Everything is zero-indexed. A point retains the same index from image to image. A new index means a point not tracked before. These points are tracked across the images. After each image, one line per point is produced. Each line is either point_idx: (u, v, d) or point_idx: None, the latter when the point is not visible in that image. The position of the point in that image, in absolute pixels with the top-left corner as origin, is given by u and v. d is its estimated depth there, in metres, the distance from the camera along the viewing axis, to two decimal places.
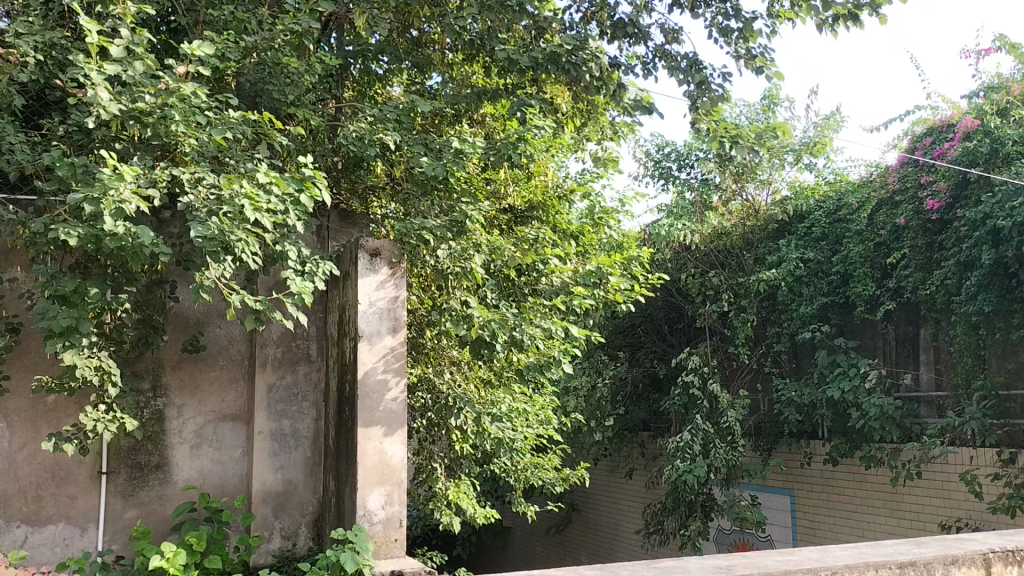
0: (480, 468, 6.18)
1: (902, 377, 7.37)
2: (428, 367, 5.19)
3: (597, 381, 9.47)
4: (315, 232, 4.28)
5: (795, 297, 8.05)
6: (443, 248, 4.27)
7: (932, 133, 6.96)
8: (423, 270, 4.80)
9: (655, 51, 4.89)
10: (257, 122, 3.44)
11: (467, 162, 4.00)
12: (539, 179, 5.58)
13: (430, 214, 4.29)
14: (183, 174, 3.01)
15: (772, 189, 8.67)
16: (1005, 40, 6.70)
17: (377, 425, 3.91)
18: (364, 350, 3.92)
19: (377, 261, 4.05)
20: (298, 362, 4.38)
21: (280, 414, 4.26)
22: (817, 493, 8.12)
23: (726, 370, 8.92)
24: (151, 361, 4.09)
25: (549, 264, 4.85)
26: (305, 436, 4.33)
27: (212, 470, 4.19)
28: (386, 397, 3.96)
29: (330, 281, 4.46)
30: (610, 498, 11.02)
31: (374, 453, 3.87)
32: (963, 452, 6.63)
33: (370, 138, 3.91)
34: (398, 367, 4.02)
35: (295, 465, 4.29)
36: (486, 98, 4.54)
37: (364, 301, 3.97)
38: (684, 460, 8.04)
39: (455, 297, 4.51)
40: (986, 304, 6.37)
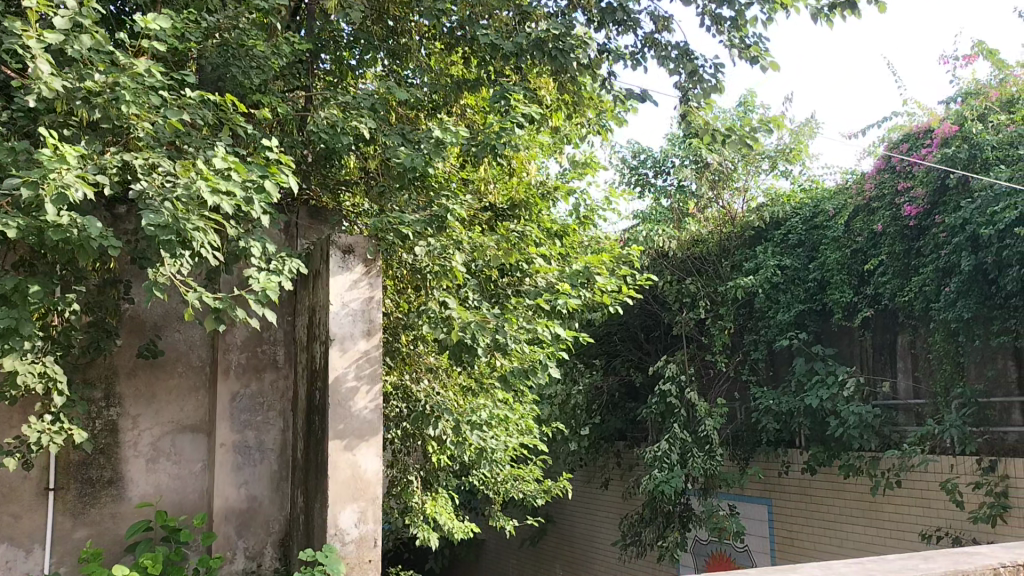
0: (457, 480, 5.98)
1: (880, 385, 7.32)
2: (404, 373, 5.01)
3: (572, 389, 9.34)
4: (283, 230, 4.05)
5: (772, 304, 7.96)
6: (421, 245, 4.07)
7: (909, 139, 6.87)
8: (399, 270, 4.60)
9: (644, 40, 4.73)
10: (218, 106, 3.26)
11: (448, 152, 3.81)
12: (520, 175, 5.38)
13: (408, 209, 4.10)
14: (135, 160, 2.80)
15: (748, 197, 8.59)
16: (984, 46, 6.67)
17: (350, 436, 3.70)
18: (335, 355, 3.71)
19: (349, 260, 3.86)
20: (264, 369, 4.19)
21: (244, 425, 4.06)
22: (795, 503, 8.01)
23: (704, 378, 8.79)
24: (104, 368, 3.83)
25: (533, 263, 4.69)
26: (271, 448, 4.14)
27: (170, 486, 3.95)
28: (358, 405, 3.76)
29: (298, 282, 4.30)
30: (586, 509, 10.84)
31: (346, 466, 3.66)
32: (943, 461, 6.53)
33: (343, 123, 3.71)
34: (371, 372, 3.83)
35: (260, 480, 4.08)
36: (465, 89, 4.47)
37: (337, 301, 3.77)
38: (662, 470, 7.86)
39: (433, 297, 4.31)
40: (965, 311, 6.32)
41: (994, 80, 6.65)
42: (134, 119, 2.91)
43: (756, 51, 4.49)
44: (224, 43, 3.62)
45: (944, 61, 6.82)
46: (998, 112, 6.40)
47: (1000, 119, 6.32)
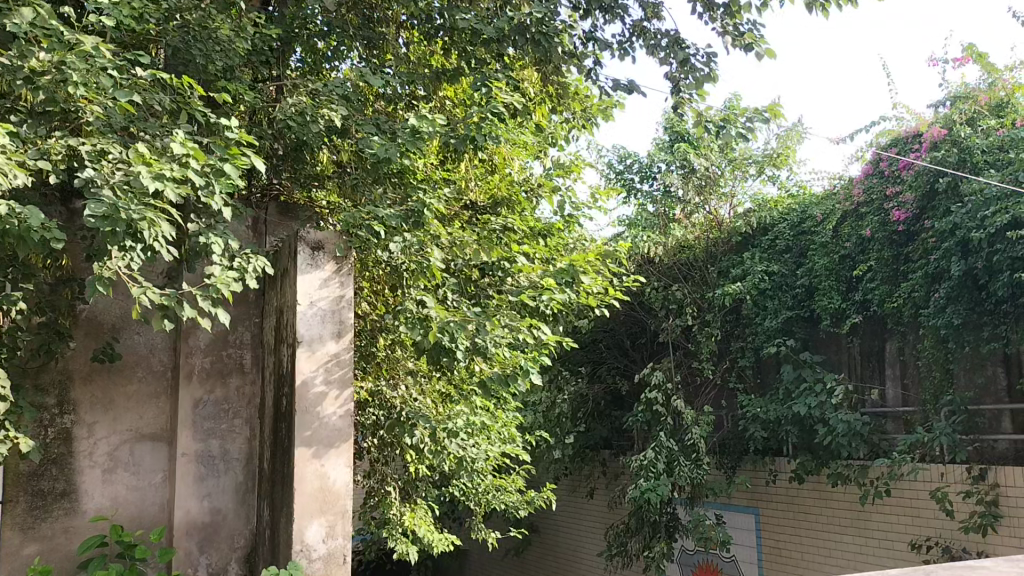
0: (438, 490, 5.81)
1: (869, 392, 7.23)
2: (381, 379, 4.82)
3: (557, 398, 9.08)
4: (251, 227, 3.97)
5: (759, 310, 7.85)
6: (397, 241, 3.90)
7: (897, 144, 6.79)
8: (375, 268, 4.42)
9: (633, 28, 4.60)
10: (178, 92, 3.10)
11: (425, 142, 3.66)
12: (502, 172, 5.26)
13: (384, 204, 3.89)
14: (82, 146, 2.66)
15: (735, 203, 8.48)
16: (975, 49, 6.59)
17: (317, 445, 3.55)
18: (303, 358, 3.57)
19: (318, 257, 3.77)
20: (229, 374, 4.02)
21: (208, 434, 3.89)
22: (783, 513, 7.88)
23: (690, 386, 8.62)
24: (57, 373, 3.64)
25: (515, 263, 4.55)
26: (236, 459, 3.98)
27: (128, 499, 3.77)
28: (327, 411, 3.62)
29: (267, 281, 4.16)
30: (570, 519, 10.69)
31: (314, 478, 3.51)
32: (933, 469, 6.43)
33: (314, 110, 3.54)
34: (340, 376, 3.70)
35: (224, 492, 3.92)
36: (446, 79, 4.35)
37: (305, 300, 3.65)
38: (648, 479, 7.65)
39: (410, 296, 4.20)
40: (955, 317, 6.21)
41: (984, 83, 6.44)
42: (83, 103, 2.78)
43: (749, 38, 4.33)
44: (185, 24, 3.46)
45: (935, 64, 6.72)
46: (988, 117, 6.32)
47: (989, 124, 6.21)
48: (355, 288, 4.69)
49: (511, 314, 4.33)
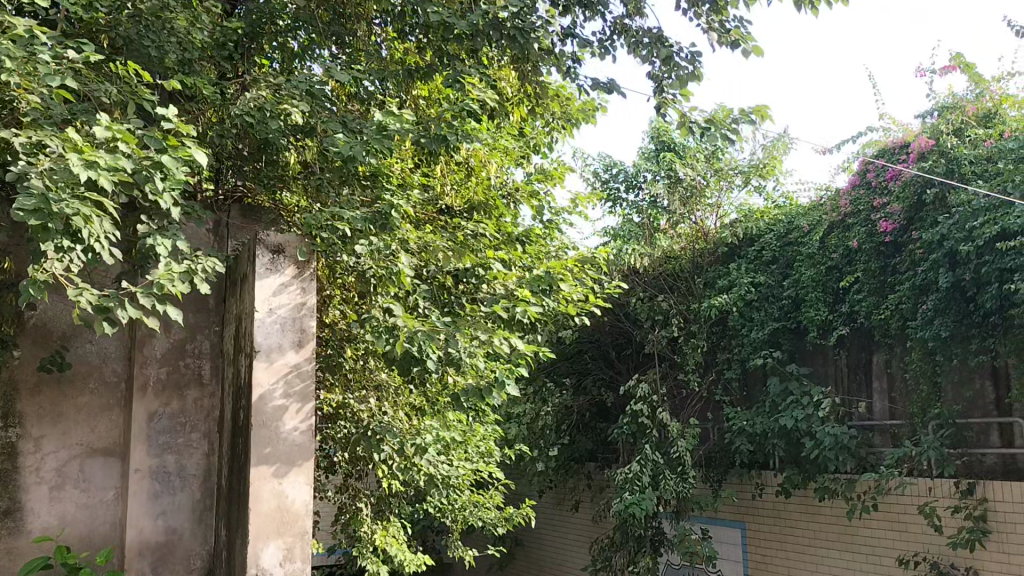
0: (413, 507, 5.65)
1: (856, 405, 7.14)
2: (349, 391, 4.71)
3: (542, 409, 8.86)
4: (212, 230, 3.83)
5: (746, 322, 7.74)
6: (362, 243, 3.73)
7: (884, 155, 6.71)
8: (340, 272, 4.25)
9: (615, 26, 4.47)
10: (126, 80, 2.99)
11: (393, 140, 3.50)
12: (479, 174, 4.96)
13: (350, 206, 3.74)
14: (15, 138, 2.54)
15: (721, 214, 8.33)
16: (962, 58, 6.54)
17: (274, 462, 3.43)
18: (260, 369, 3.47)
19: (278, 262, 3.64)
20: (186, 387, 3.88)
21: (163, 448, 3.75)
22: (769, 528, 7.76)
23: (676, 399, 8.48)
24: (2, 384, 3.48)
25: (490, 269, 4.42)
26: (193, 475, 3.83)
27: (77, 517, 3.61)
28: (286, 426, 3.50)
29: (227, 289, 4.03)
30: (554, 533, 10.55)
31: (270, 497, 3.39)
32: (921, 484, 6.34)
33: (273, 105, 3.41)
34: (301, 390, 3.58)
35: (180, 510, 3.77)
36: (419, 77, 4.24)
37: (264, 308, 3.53)
38: (633, 492, 7.46)
39: (377, 304, 4.06)
40: (943, 330, 6.13)
41: (971, 94, 6.39)
42: (19, 92, 2.67)
43: (736, 36, 4.18)
44: (137, 13, 3.40)
45: (922, 74, 6.67)
46: (975, 127, 6.25)
47: (977, 134, 6.15)
48: (326, 297, 4.53)
49: (484, 324, 4.12)
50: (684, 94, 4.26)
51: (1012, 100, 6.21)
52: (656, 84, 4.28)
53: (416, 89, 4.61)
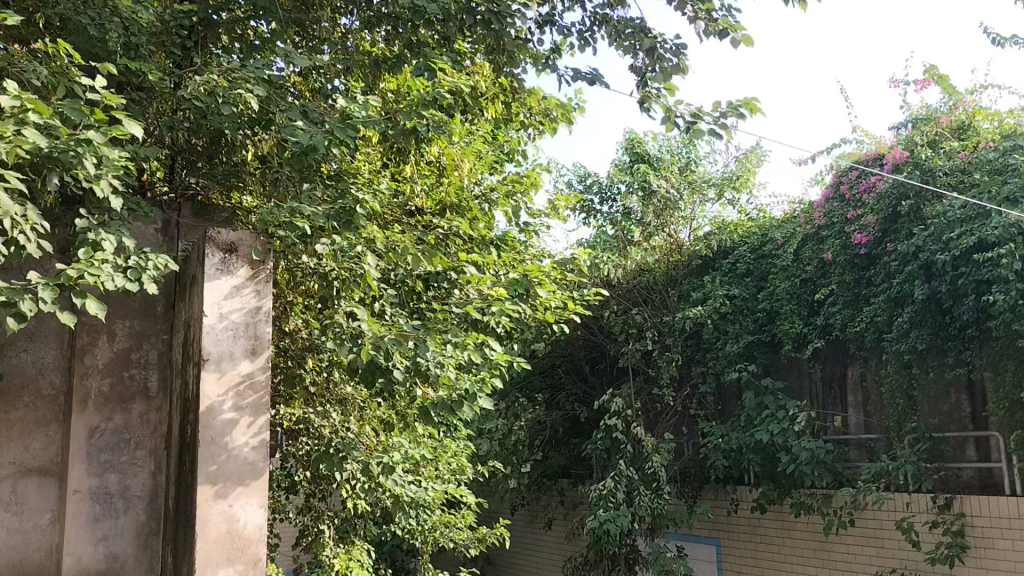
0: (380, 529, 5.43)
1: (830, 419, 7.05)
2: (309, 406, 4.53)
3: (514, 424, 8.63)
4: (160, 229, 3.57)
5: (720, 335, 7.63)
6: (322, 241, 3.51)
7: (858, 166, 6.65)
8: (303, 275, 4.08)
9: (595, 17, 4.35)
10: (57, 52, 2.78)
11: (356, 130, 3.35)
12: (451, 175, 4.79)
13: (310, 203, 3.52)
14: None
15: (695, 226, 8.16)
16: (936, 71, 6.52)
17: (224, 482, 3.24)
18: (210, 381, 3.29)
19: (230, 261, 3.48)
20: (131, 400, 3.66)
21: (105, 467, 3.53)
22: (743, 544, 7.63)
23: (650, 414, 8.30)
24: None
25: (464, 272, 4.25)
26: (138, 496, 3.62)
27: (8, 543, 3.34)
28: (236, 443, 3.32)
29: (176, 296, 3.84)
30: (526, 552, 10.34)
31: (220, 521, 3.20)
32: (898, 499, 6.23)
33: (227, 90, 3.20)
34: (253, 401, 3.41)
35: (123, 535, 3.55)
36: (387, 68, 4.07)
37: (214, 313, 3.36)
38: (607, 509, 7.27)
39: (340, 309, 3.89)
40: (919, 342, 6.05)
41: (944, 105, 6.37)
42: None
43: (726, 23, 3.93)
44: None
45: (896, 85, 6.64)
46: (950, 139, 6.21)
47: (952, 146, 6.10)
48: (288, 304, 4.38)
49: (457, 328, 4.03)
50: (669, 88, 4.11)
51: (984, 113, 6.19)
52: (640, 77, 4.13)
53: (384, 82, 4.44)
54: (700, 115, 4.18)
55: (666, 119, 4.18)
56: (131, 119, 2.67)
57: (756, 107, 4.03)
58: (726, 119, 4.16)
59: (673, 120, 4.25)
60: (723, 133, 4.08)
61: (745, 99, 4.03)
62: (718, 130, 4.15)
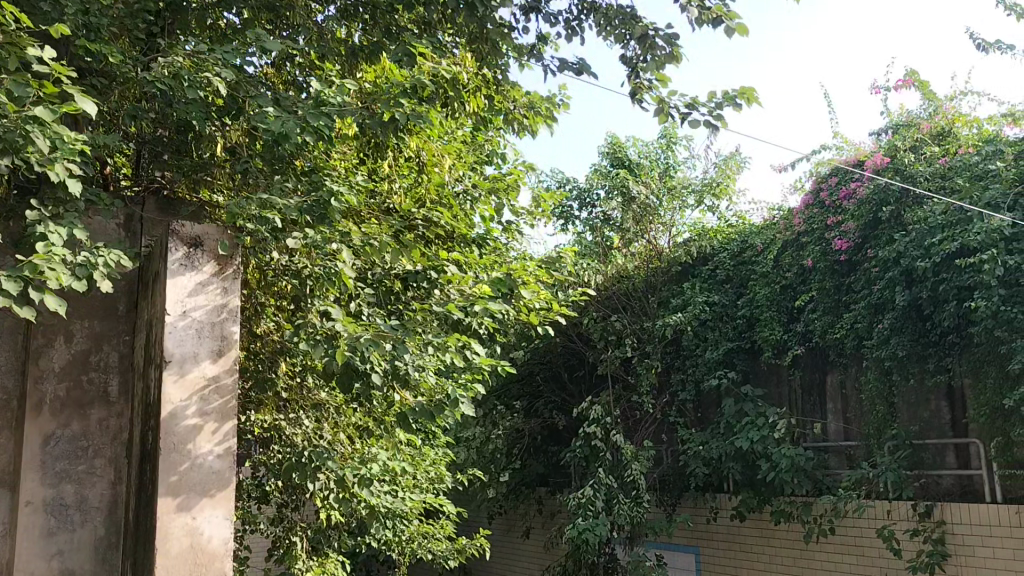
0: (355, 539, 5.29)
1: (810, 427, 6.99)
2: (278, 413, 4.39)
3: (492, 432, 8.47)
4: (123, 223, 3.42)
5: (699, 342, 7.56)
6: (295, 236, 3.41)
7: (838, 173, 6.62)
8: (274, 273, 3.93)
9: (584, 6, 4.26)
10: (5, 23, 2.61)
11: (330, 120, 3.24)
12: (431, 171, 4.68)
13: (283, 194, 3.41)
14: None
15: (674, 233, 8.06)
16: (916, 75, 6.50)
17: (187, 493, 3.09)
18: (172, 384, 3.14)
19: (195, 257, 3.34)
20: (90, 405, 3.50)
21: (60, 477, 3.36)
22: (723, 553, 7.54)
23: (629, 421, 8.12)
24: None
25: (445, 271, 4.13)
26: (96, 508, 3.45)
27: None
28: (199, 450, 3.17)
29: (139, 296, 3.67)
30: (504, 561, 10.20)
31: (182, 534, 3.05)
32: (879, 506, 6.19)
33: (192, 74, 3.05)
34: (217, 406, 3.26)
35: (79, 549, 3.38)
36: (365, 58, 3.98)
37: (176, 309, 3.22)
38: (586, 517, 7.14)
39: (313, 308, 3.76)
40: (900, 348, 6.00)
41: (925, 111, 6.36)
42: None
43: (721, 11, 3.86)
44: None
45: (877, 91, 6.59)
46: (930, 145, 6.19)
47: (932, 151, 6.09)
48: (260, 305, 4.23)
49: (437, 328, 3.89)
50: (660, 79, 4.07)
51: (964, 119, 6.20)
52: (630, 67, 4.08)
53: (361, 71, 4.32)
54: (695, 106, 4.12)
55: (659, 111, 4.13)
56: (83, 95, 2.53)
57: (753, 97, 3.98)
58: (721, 109, 4.09)
59: (667, 112, 4.20)
60: (719, 123, 4.06)
61: (742, 89, 3.98)
62: (713, 120, 4.09)
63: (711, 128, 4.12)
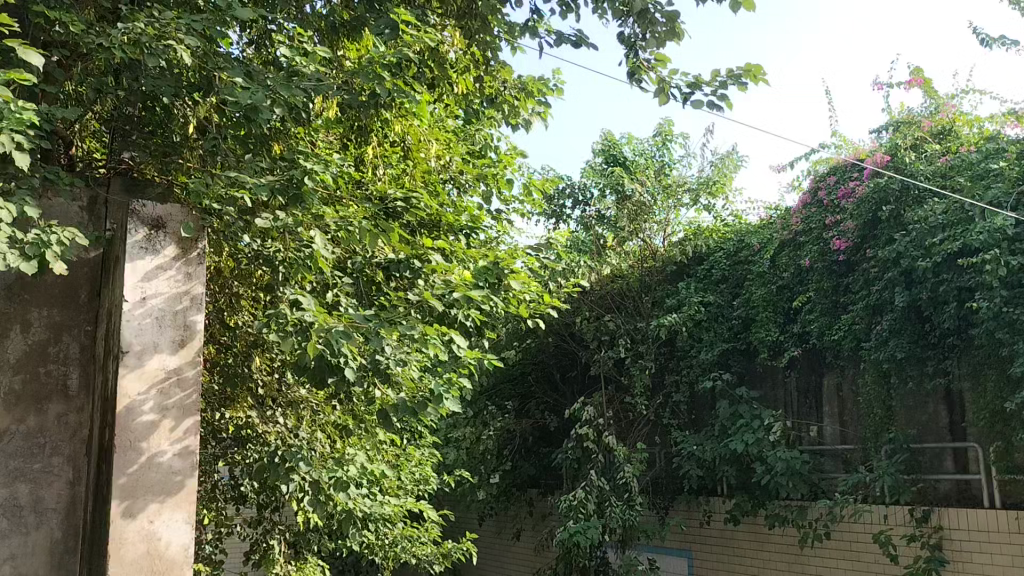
0: (336, 542, 5.15)
1: (806, 430, 6.86)
2: (250, 410, 4.26)
3: (482, 433, 8.32)
4: (86, 207, 3.27)
5: (694, 343, 7.43)
6: (264, 218, 3.27)
7: (836, 172, 6.49)
8: (247, 260, 3.82)
9: None
10: None
11: (303, 93, 3.13)
12: (416, 156, 4.63)
13: (253, 172, 3.29)
14: None
15: (669, 232, 7.91)
16: (920, 73, 6.38)
17: (144, 496, 2.97)
18: (129, 376, 3.02)
19: (156, 240, 3.20)
20: (48, 399, 3.36)
21: (14, 475, 3.22)
22: (715, 557, 7.41)
23: (622, 422, 7.93)
24: None
25: (430, 261, 4.00)
26: (53, 508, 3.31)
27: None
28: (156, 450, 3.04)
29: (102, 286, 3.53)
30: (493, 564, 10.05)
31: (138, 540, 2.93)
32: (875, 511, 6.06)
33: (155, 40, 2.91)
34: (177, 401, 3.13)
35: (34, 552, 3.24)
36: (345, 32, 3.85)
37: (135, 296, 3.09)
38: (577, 520, 6.99)
39: (285, 296, 3.60)
40: (898, 350, 5.85)
41: (926, 110, 6.24)
42: None
43: None
44: None
45: (880, 87, 6.48)
46: (930, 143, 6.10)
47: (934, 150, 5.96)
48: (236, 296, 4.17)
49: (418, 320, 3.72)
50: (659, 58, 3.94)
51: (965, 118, 6.06)
52: (629, 46, 3.95)
53: (344, 49, 4.21)
54: (697, 86, 3.99)
55: (659, 91, 4.01)
56: (26, 48, 2.47)
57: (759, 75, 3.87)
58: (725, 89, 3.96)
59: (667, 92, 4.08)
60: (724, 102, 3.94)
61: (747, 67, 3.85)
62: (717, 100, 3.96)
63: (713, 107, 4.00)
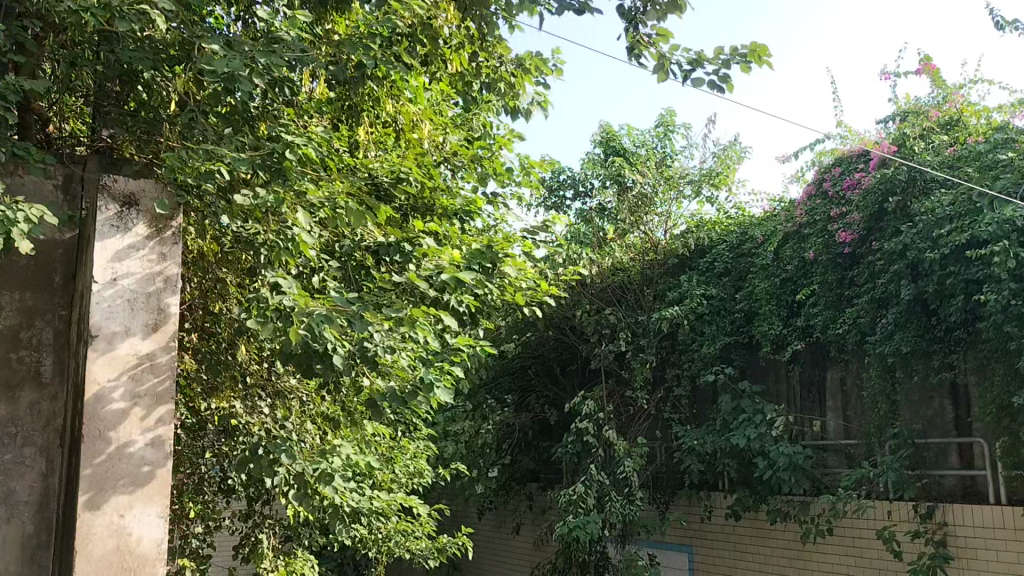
0: (330, 537, 5.05)
1: (810, 424, 6.76)
2: (234, 400, 4.13)
3: (481, 427, 8.27)
4: (61, 185, 3.34)
5: (695, 337, 7.29)
6: (244, 194, 3.19)
7: (841, 163, 6.37)
8: (234, 242, 3.74)
9: None
10: None
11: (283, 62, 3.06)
12: (410, 137, 4.57)
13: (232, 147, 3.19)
14: None
15: (670, 224, 7.78)
16: (929, 62, 6.25)
17: (113, 490, 2.91)
18: (98, 362, 2.96)
19: (128, 218, 3.14)
20: (20, 387, 3.32)
21: None
22: (716, 552, 7.33)
23: (623, 416, 7.81)
24: None
25: (422, 244, 3.91)
26: (26, 501, 3.26)
27: None
28: (127, 440, 2.97)
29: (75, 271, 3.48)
30: (493, 559, 9.97)
31: (107, 536, 2.87)
32: (879, 507, 5.97)
33: (128, 5, 2.83)
34: (150, 387, 3.05)
35: (5, 545, 3.20)
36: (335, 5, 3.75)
37: (105, 277, 3.03)
38: (577, 515, 6.90)
39: (268, 280, 3.50)
40: (904, 344, 5.71)
41: (934, 99, 6.13)
42: None
43: None
44: None
45: (888, 76, 6.35)
46: (939, 133, 5.98)
47: (942, 140, 5.86)
48: (222, 280, 4.03)
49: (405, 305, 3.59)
50: (660, 33, 3.81)
51: (973, 108, 5.97)
52: (629, 19, 3.83)
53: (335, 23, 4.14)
54: (699, 63, 3.87)
55: (659, 67, 3.89)
56: None
57: (763, 56, 3.75)
58: (728, 68, 3.83)
59: (667, 68, 3.95)
60: (725, 83, 3.82)
61: (752, 46, 3.73)
62: (718, 80, 3.84)
63: (715, 88, 3.88)
